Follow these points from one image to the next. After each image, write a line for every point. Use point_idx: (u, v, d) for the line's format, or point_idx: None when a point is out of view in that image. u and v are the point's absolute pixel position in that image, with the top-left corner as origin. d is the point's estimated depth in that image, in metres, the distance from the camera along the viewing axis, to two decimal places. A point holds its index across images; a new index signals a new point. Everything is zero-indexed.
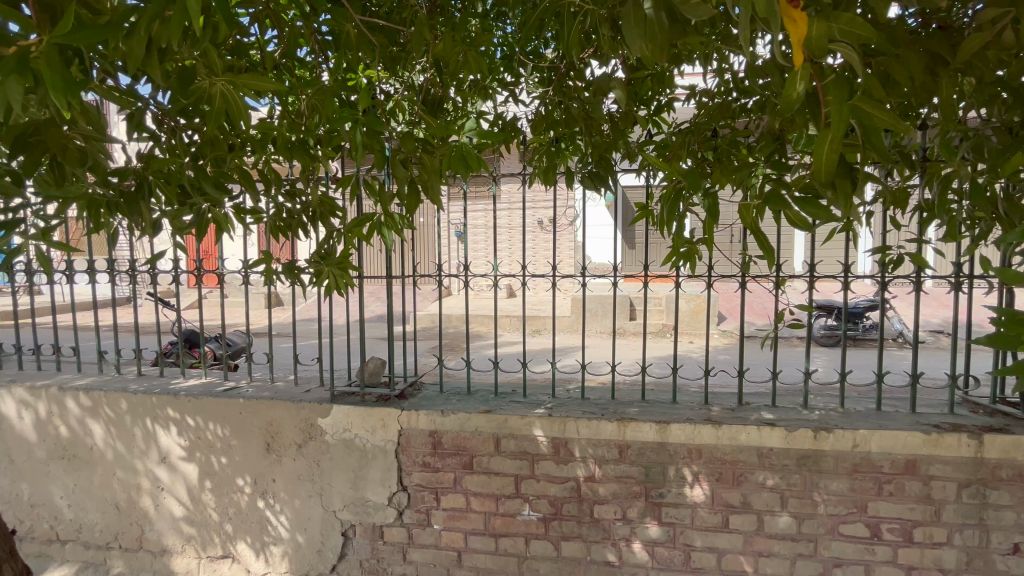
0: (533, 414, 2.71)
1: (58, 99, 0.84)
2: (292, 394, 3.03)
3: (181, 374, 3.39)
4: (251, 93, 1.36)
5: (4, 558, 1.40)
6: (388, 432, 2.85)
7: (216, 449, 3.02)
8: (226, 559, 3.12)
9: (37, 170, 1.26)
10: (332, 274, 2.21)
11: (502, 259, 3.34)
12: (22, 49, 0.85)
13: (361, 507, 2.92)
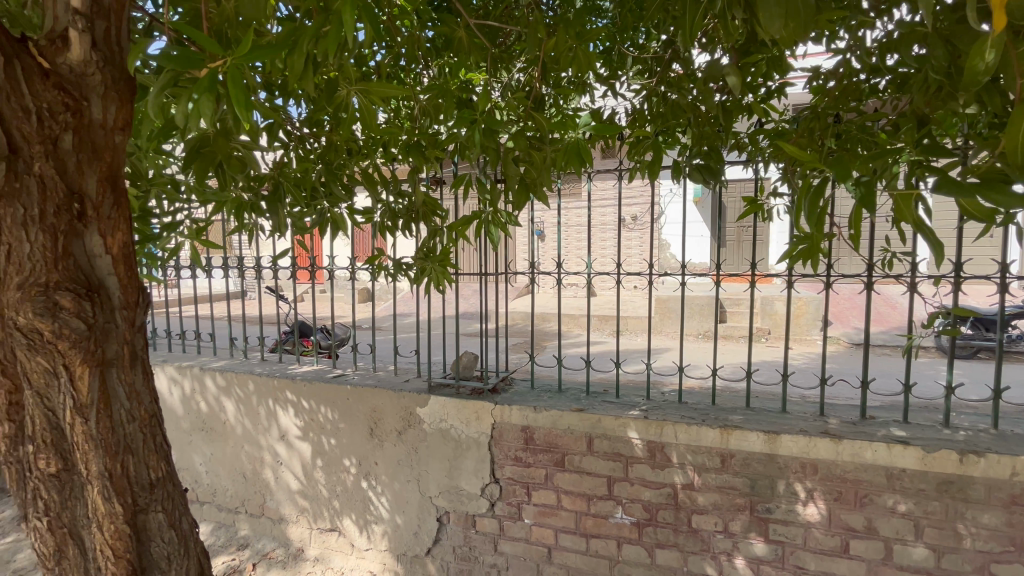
0: (628, 416, 2.64)
1: (243, 114, 0.95)
2: (393, 383, 3.22)
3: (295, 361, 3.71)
4: (380, 100, 1.45)
5: (183, 510, 1.32)
6: (481, 424, 2.93)
7: (326, 430, 3.30)
8: (334, 532, 3.39)
9: (206, 176, 1.44)
10: (432, 270, 2.28)
11: (594, 256, 3.28)
12: (213, 70, 0.97)
13: (456, 495, 3.03)
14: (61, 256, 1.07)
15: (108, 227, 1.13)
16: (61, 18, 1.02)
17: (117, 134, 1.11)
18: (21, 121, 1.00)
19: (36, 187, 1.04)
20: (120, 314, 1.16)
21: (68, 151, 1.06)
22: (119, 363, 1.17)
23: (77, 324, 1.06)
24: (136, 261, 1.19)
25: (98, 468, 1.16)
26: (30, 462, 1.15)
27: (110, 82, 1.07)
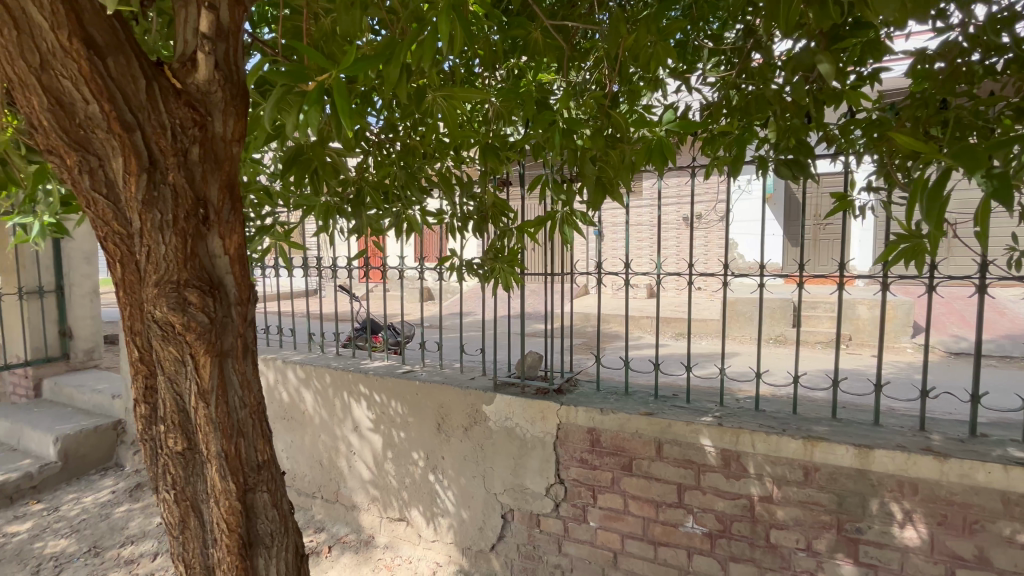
0: (701, 422, 2.54)
1: (348, 123, 1.01)
2: (460, 380, 3.30)
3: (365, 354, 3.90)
4: (462, 104, 1.48)
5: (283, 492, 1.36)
6: (547, 424, 2.93)
7: (396, 424, 3.43)
8: (402, 522, 3.52)
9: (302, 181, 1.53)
10: (499, 269, 2.28)
11: (661, 256, 3.18)
12: (322, 82, 1.04)
13: (520, 494, 3.05)
14: (189, 255, 1.11)
15: (226, 230, 1.18)
16: (194, 36, 1.11)
17: (234, 145, 1.18)
18: (158, 137, 1.07)
19: (170, 195, 1.09)
20: (235, 310, 1.20)
21: (195, 160, 1.12)
22: (234, 355, 1.20)
23: (203, 317, 1.12)
24: (249, 260, 1.23)
25: (216, 449, 1.19)
26: (157, 441, 1.20)
27: (230, 98, 1.15)
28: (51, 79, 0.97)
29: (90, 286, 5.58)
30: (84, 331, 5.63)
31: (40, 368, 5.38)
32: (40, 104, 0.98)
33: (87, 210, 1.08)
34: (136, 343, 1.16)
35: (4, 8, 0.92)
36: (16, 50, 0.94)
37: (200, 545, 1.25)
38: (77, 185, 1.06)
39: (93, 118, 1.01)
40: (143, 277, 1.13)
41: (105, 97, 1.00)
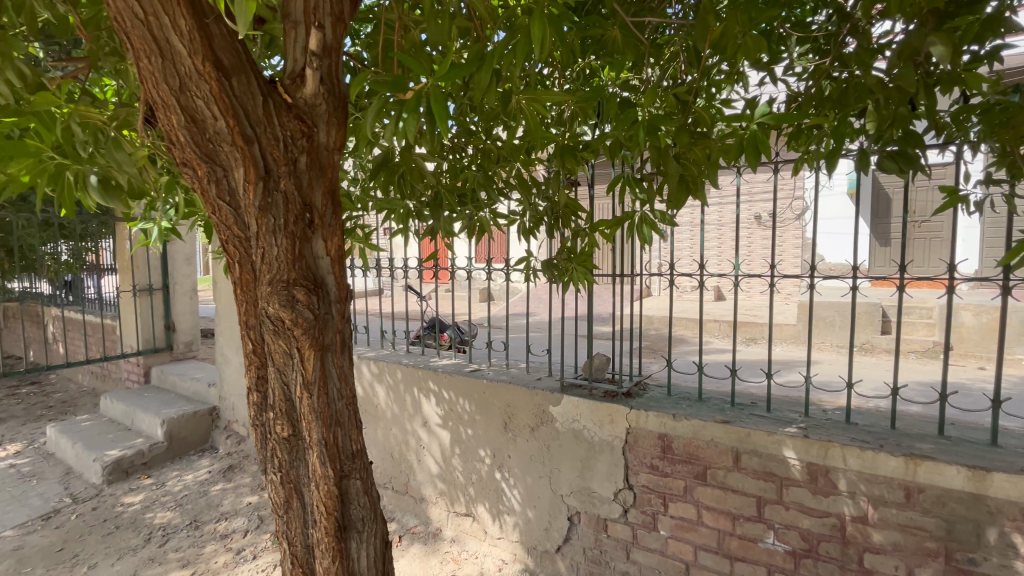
0: (784, 433, 2.39)
1: (444, 129, 1.05)
2: (526, 380, 3.32)
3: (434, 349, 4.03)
4: (545, 106, 1.49)
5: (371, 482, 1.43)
6: (615, 427, 2.88)
7: (464, 421, 3.51)
8: (468, 517, 3.60)
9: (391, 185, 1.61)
10: (569, 270, 2.26)
11: (738, 257, 3.02)
12: (420, 91, 1.09)
13: (587, 497, 3.02)
14: (297, 256, 1.20)
15: (328, 232, 1.27)
16: (302, 54, 1.20)
17: (334, 153, 1.27)
18: (272, 148, 1.16)
19: (282, 201, 1.19)
20: (335, 307, 1.29)
21: (302, 169, 1.22)
22: (333, 349, 1.29)
23: (309, 314, 1.21)
24: (347, 260, 1.32)
25: (317, 436, 1.28)
26: (266, 426, 1.31)
27: (332, 110, 1.25)
28: (188, 99, 1.08)
29: (190, 284, 6.18)
30: (184, 325, 6.24)
31: (149, 358, 6.02)
32: (178, 122, 1.10)
33: (212, 215, 1.20)
34: (249, 336, 1.27)
35: (152, 39, 1.04)
36: (160, 75, 1.06)
37: (301, 525, 1.35)
38: (204, 193, 1.18)
39: (219, 133, 1.12)
40: (257, 276, 1.23)
41: (230, 113, 1.11)
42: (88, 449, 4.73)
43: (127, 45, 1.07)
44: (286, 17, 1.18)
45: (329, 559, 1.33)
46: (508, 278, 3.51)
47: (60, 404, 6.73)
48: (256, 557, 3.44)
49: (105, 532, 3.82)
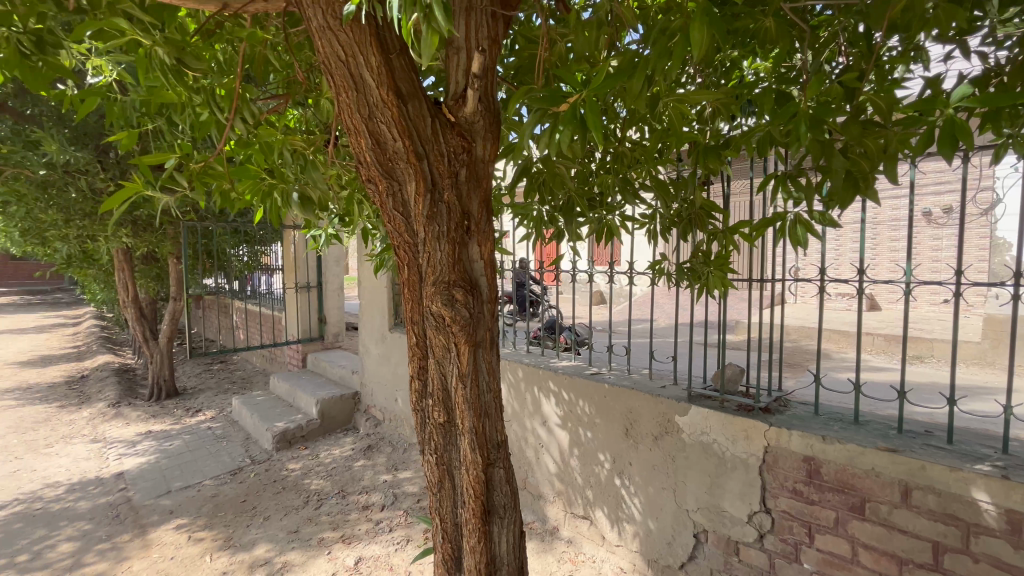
0: (973, 471, 2.01)
1: (597, 137, 1.08)
2: (650, 387, 3.20)
3: (523, 318, 4.63)
4: (691, 105, 1.43)
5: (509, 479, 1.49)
6: (751, 445, 2.64)
7: (584, 423, 3.50)
8: (586, 520, 3.59)
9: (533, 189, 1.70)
10: (703, 274, 2.11)
11: (912, 262, 2.60)
12: (573, 102, 1.15)
13: (717, 515, 2.82)
14: (457, 260, 1.33)
15: (482, 237, 1.38)
16: (464, 76, 1.32)
17: (487, 165, 1.38)
18: (439, 163, 1.30)
19: (445, 210, 1.32)
20: (486, 307, 1.39)
21: (462, 181, 1.34)
22: (484, 346, 1.39)
23: (466, 312, 1.32)
24: (498, 264, 1.42)
25: (469, 425, 1.39)
26: (426, 412, 1.46)
27: (488, 125, 1.36)
28: (374, 124, 1.25)
29: (338, 283, 7.08)
30: (333, 318, 7.20)
31: (306, 345, 7.00)
32: (366, 144, 1.28)
33: (387, 224, 1.38)
34: (414, 330, 1.43)
35: (351, 78, 1.22)
36: (354, 106, 1.24)
37: (451, 505, 1.48)
38: (383, 205, 1.35)
39: (398, 153, 1.28)
40: (422, 278, 1.38)
41: (407, 135, 1.26)
42: (262, 420, 5.65)
43: (330, 83, 1.27)
44: (450, 44, 1.30)
45: (475, 539, 1.44)
46: (632, 280, 3.43)
47: (241, 380, 8.13)
48: (391, 530, 3.82)
49: (274, 491, 4.53)
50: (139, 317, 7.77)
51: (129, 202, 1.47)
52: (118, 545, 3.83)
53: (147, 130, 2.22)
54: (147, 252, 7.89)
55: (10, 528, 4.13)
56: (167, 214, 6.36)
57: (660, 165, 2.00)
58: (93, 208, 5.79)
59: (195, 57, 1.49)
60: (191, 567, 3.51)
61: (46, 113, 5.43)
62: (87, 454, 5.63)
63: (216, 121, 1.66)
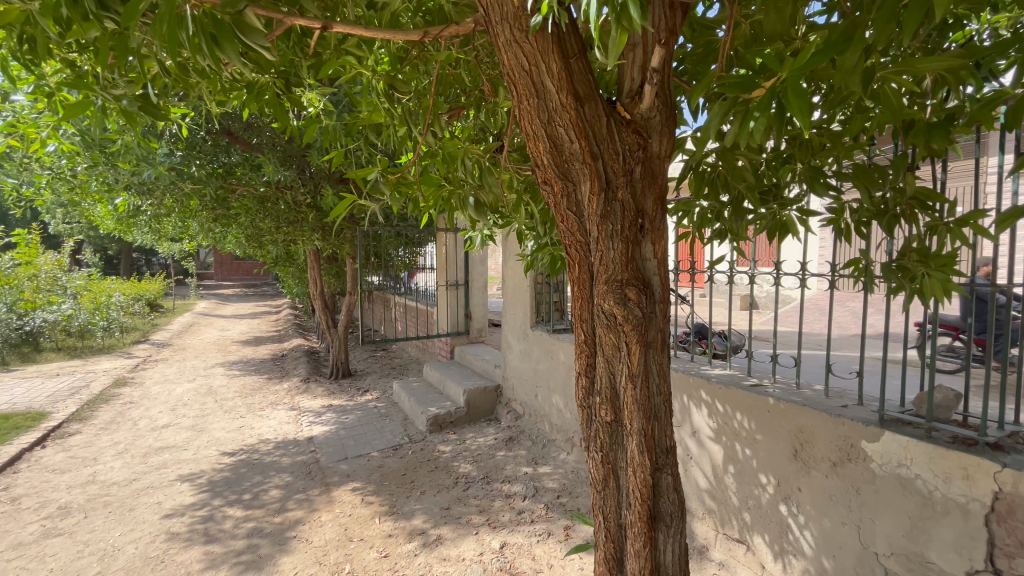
0: None
1: (804, 121, 0.96)
2: (827, 406, 2.72)
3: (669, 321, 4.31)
4: (918, 73, 1.19)
5: (673, 490, 1.42)
6: (973, 487, 2.09)
7: (741, 438, 3.11)
8: (742, 545, 3.17)
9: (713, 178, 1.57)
10: (917, 275, 1.73)
11: None
12: (772, 87, 1.05)
13: (919, 567, 2.28)
14: (630, 259, 1.32)
15: (656, 236, 1.35)
16: (641, 73, 1.30)
17: (662, 160, 1.34)
18: (614, 162, 1.30)
19: (618, 209, 1.31)
20: (659, 307, 1.35)
21: (637, 178, 1.32)
22: (655, 347, 1.36)
23: (638, 311, 1.30)
24: (671, 263, 1.37)
25: (638, 426, 1.37)
26: (593, 408, 1.46)
27: (664, 120, 1.33)
28: (553, 129, 1.30)
29: (483, 281, 7.54)
30: (477, 314, 7.68)
31: (455, 339, 7.58)
32: (544, 148, 1.33)
33: (560, 224, 1.41)
34: (582, 328, 1.45)
35: (532, 84, 1.28)
36: (535, 112, 1.30)
37: (615, 505, 1.46)
38: (557, 205, 1.39)
39: (574, 154, 1.31)
40: (593, 276, 1.39)
41: (583, 136, 1.29)
42: (418, 404, 6.26)
43: (513, 92, 1.35)
44: (627, 41, 1.29)
45: (640, 543, 1.40)
46: (803, 283, 3.03)
47: (399, 367, 9.15)
48: (533, 522, 3.94)
49: (429, 468, 5.01)
50: (324, 308, 9.22)
51: (347, 209, 1.84)
52: (310, 498, 4.59)
53: (351, 149, 2.62)
54: (331, 254, 9.30)
55: (238, 471, 5.23)
56: (348, 220, 7.44)
57: (853, 151, 1.75)
58: (294, 216, 6.98)
59: (398, 83, 1.73)
60: (364, 526, 4.05)
61: (266, 141, 6.80)
62: (287, 419, 6.85)
63: (410, 136, 1.90)
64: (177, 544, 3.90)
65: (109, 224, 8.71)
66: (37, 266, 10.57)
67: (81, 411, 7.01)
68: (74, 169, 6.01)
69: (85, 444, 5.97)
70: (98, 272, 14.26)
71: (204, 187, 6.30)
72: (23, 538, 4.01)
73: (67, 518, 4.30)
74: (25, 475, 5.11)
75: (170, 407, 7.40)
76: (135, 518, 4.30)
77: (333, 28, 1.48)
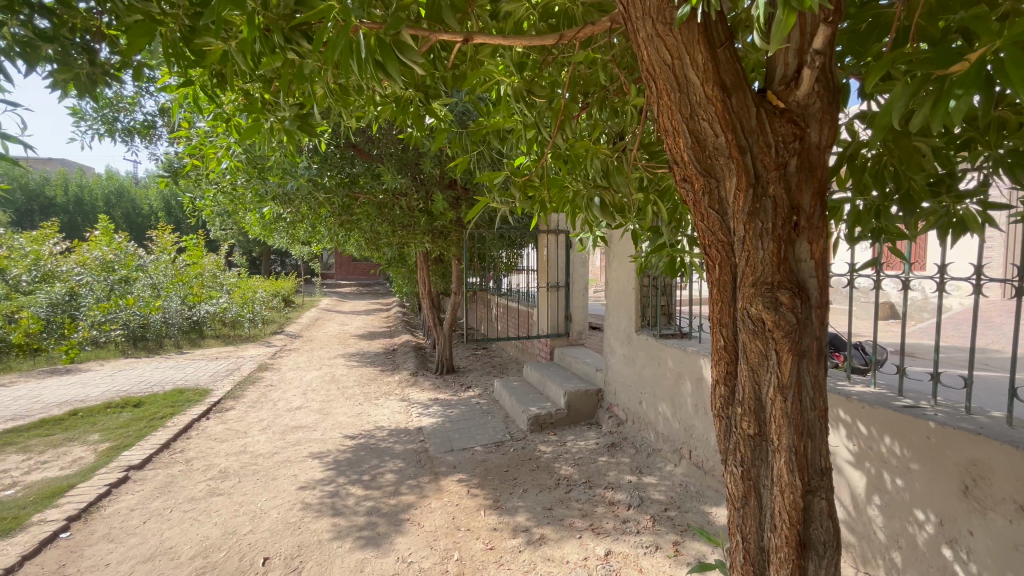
0: None
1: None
2: (1010, 436, 2.26)
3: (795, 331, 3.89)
4: None
5: (827, 514, 1.28)
6: None
7: (891, 466, 2.69)
8: None
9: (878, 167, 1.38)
10: None
11: None
12: (976, 63, 0.90)
13: None
14: (782, 259, 1.22)
15: (814, 234, 1.23)
16: (799, 59, 1.20)
17: (822, 151, 1.23)
18: (765, 155, 1.21)
19: (770, 205, 1.21)
20: (815, 312, 1.24)
21: (792, 172, 1.22)
22: (810, 356, 1.24)
23: (792, 317, 1.20)
24: (829, 264, 1.25)
25: (788, 442, 1.25)
26: (732, 420, 1.36)
27: (826, 107, 1.21)
28: (695, 123, 1.24)
29: (584, 283, 7.47)
30: (578, 317, 7.61)
31: (554, 340, 7.59)
32: (685, 143, 1.27)
33: (698, 224, 1.34)
34: (721, 333, 1.36)
35: (674, 78, 1.23)
36: (676, 106, 1.25)
37: (756, 525, 1.35)
38: (697, 203, 1.32)
39: (719, 148, 1.23)
40: (736, 278, 1.30)
41: (731, 129, 1.21)
42: (519, 403, 6.37)
43: (651, 88, 1.31)
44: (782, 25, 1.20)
45: (787, 571, 1.28)
46: (979, 290, 2.55)
47: (499, 367, 9.39)
48: (639, 532, 3.80)
49: (531, 468, 5.07)
50: (431, 306, 9.77)
51: (480, 210, 1.95)
52: (421, 484, 4.89)
53: (472, 155, 2.74)
54: (437, 256, 9.82)
55: (358, 454, 5.73)
56: (455, 223, 7.82)
57: None
58: (408, 220, 7.47)
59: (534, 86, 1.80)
60: (471, 517, 4.21)
61: (385, 150, 7.39)
62: (398, 409, 7.36)
63: (538, 138, 1.95)
64: (310, 514, 4.38)
65: (256, 232, 10.07)
66: (202, 267, 12.77)
67: (234, 390, 8.17)
68: (235, 182, 7.04)
69: (237, 418, 6.95)
70: (247, 271, 16.57)
71: (333, 196, 7.02)
72: (195, 493, 4.76)
73: (226, 481, 5.03)
74: (195, 441, 6.08)
75: (302, 391, 8.35)
76: (277, 487, 4.91)
77: (474, 39, 1.58)
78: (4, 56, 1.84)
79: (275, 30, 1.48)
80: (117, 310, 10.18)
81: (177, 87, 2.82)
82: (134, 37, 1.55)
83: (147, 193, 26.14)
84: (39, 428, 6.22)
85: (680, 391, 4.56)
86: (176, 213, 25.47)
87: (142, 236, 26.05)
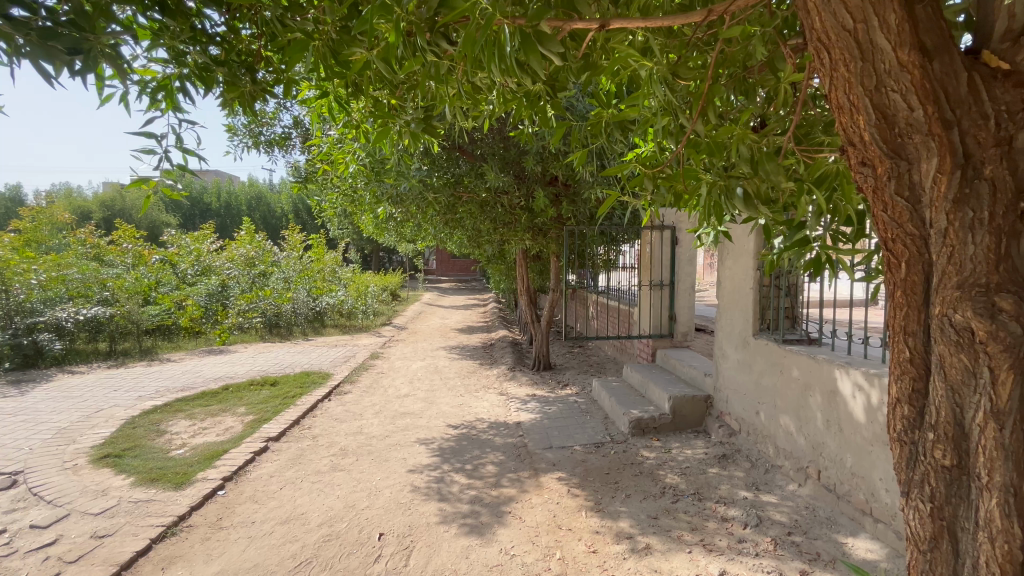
0: None
1: None
2: None
3: None
4: None
5: None
6: None
7: None
8: None
9: None
10: None
11: None
12: None
13: None
14: (1002, 256, 1.01)
15: None
16: None
17: None
18: (980, 129, 1.00)
19: (987, 190, 1.01)
20: None
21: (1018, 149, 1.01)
22: None
23: (1016, 328, 0.98)
24: None
25: (1002, 481, 1.02)
26: (920, 447, 1.15)
27: None
28: (883, 95, 1.04)
29: (690, 282, 7.07)
30: (683, 317, 7.19)
31: (657, 341, 7.22)
32: (867, 120, 1.07)
33: (879, 216, 1.14)
34: (908, 344, 1.15)
35: (856, 45, 1.05)
36: (856, 78, 1.07)
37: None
38: (878, 190, 1.12)
39: (914, 124, 1.03)
40: (930, 278, 1.10)
41: (931, 99, 1.01)
42: (619, 404, 6.17)
43: (822, 60, 1.13)
44: None
45: None
46: None
47: (597, 366, 9.21)
48: (758, 555, 3.47)
49: (634, 472, 4.87)
50: (529, 303, 9.87)
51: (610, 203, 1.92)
52: (521, 479, 4.94)
53: (590, 148, 2.68)
54: (535, 254, 9.88)
55: (460, 443, 5.96)
56: (556, 220, 7.77)
57: None
58: (509, 218, 7.59)
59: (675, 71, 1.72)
60: (572, 517, 4.16)
61: (488, 148, 7.55)
62: (498, 403, 7.53)
63: (674, 126, 1.84)
64: (419, 497, 4.63)
65: (370, 231, 10.91)
66: (324, 263, 14.17)
67: (351, 375, 8.94)
68: (356, 185, 7.65)
69: (354, 402, 7.59)
70: (361, 267, 18.09)
71: (440, 196, 7.35)
72: (321, 467, 5.27)
73: (346, 458, 5.50)
74: (320, 419, 6.75)
75: (409, 380, 8.91)
76: (389, 469, 5.26)
77: (610, 25, 1.53)
78: (189, 81, 2.14)
79: (419, 33, 1.57)
80: (258, 300, 11.66)
81: (317, 100, 3.11)
82: (295, 52, 1.72)
83: (280, 198, 29.65)
84: (201, 399, 7.31)
85: (808, 405, 4.09)
86: (305, 215, 28.66)
87: (276, 235, 29.63)
